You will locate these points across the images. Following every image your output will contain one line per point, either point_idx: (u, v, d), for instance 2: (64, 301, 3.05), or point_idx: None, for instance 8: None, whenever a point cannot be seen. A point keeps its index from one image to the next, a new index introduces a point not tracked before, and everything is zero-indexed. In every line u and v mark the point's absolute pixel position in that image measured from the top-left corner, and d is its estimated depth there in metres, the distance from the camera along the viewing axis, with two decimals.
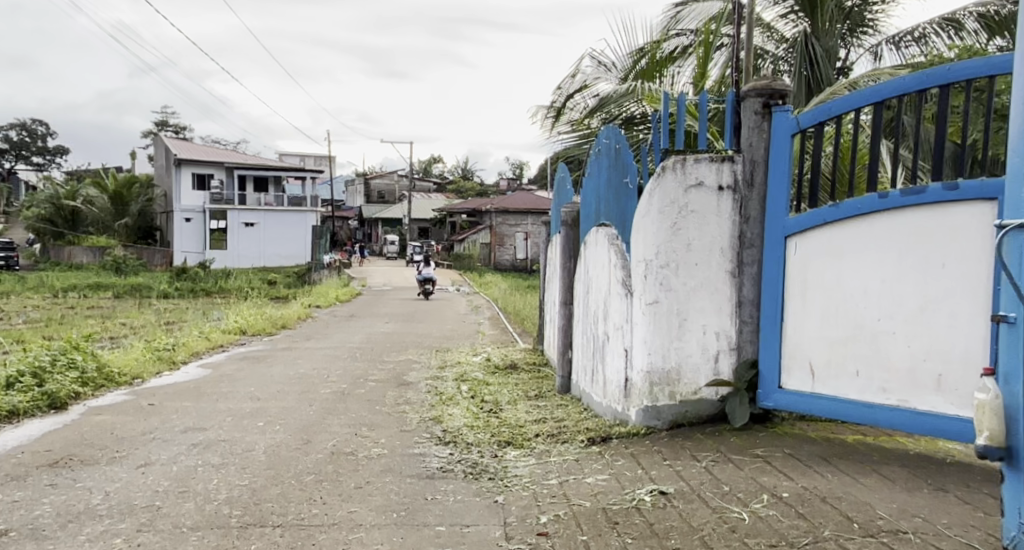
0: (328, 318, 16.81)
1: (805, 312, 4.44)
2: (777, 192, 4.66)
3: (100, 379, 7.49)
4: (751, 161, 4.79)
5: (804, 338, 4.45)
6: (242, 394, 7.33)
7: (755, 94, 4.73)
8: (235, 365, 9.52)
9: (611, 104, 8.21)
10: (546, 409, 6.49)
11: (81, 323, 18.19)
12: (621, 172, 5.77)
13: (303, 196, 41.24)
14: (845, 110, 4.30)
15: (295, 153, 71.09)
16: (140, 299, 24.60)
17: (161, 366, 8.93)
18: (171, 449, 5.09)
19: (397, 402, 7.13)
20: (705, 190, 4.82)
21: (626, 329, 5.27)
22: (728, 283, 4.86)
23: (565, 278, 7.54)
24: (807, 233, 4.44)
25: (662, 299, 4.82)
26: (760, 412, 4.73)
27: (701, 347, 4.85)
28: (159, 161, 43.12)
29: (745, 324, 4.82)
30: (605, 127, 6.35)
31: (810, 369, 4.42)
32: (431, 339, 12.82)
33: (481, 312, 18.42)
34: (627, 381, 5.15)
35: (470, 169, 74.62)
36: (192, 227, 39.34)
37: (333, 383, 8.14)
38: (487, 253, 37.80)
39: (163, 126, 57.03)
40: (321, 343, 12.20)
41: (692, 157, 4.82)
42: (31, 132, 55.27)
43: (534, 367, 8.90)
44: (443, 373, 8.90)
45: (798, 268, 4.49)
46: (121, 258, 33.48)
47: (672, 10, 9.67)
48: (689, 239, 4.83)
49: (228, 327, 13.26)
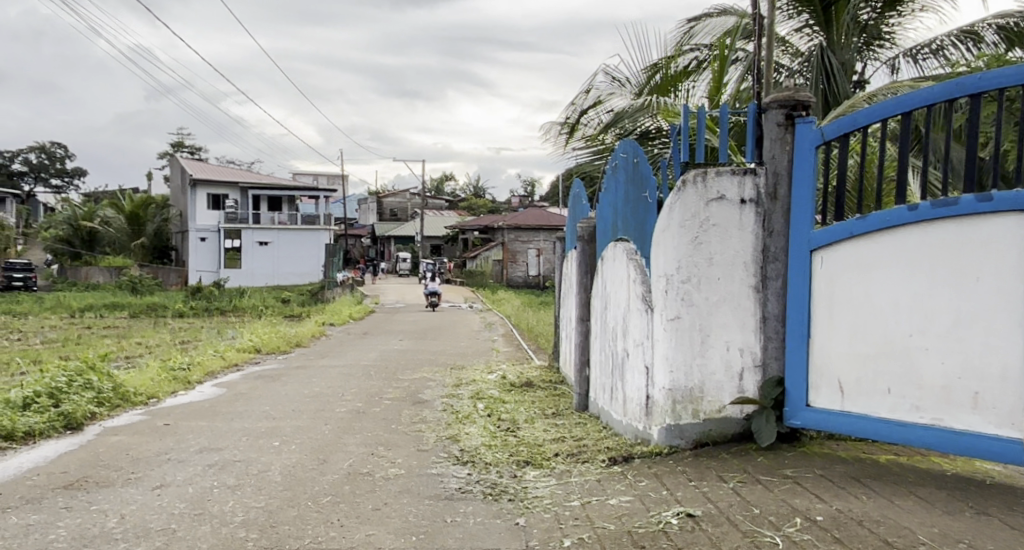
0: (342, 336, 16.79)
1: (832, 327, 4.34)
2: (801, 205, 4.57)
3: (116, 398, 7.46)
4: (774, 174, 4.70)
5: (832, 355, 4.34)
6: (257, 413, 7.27)
7: (777, 105, 4.66)
8: (249, 384, 9.48)
9: (625, 119, 8.16)
10: (564, 428, 6.39)
11: (97, 343, 18.26)
12: (639, 186, 5.69)
13: (317, 214, 41.44)
14: (872, 120, 4.22)
15: (309, 173, 71.64)
16: (155, 319, 24.70)
17: (176, 385, 8.92)
18: (187, 470, 5.03)
19: (413, 421, 7.04)
20: (727, 203, 4.73)
21: (647, 345, 5.17)
22: (752, 299, 4.75)
23: (581, 294, 7.46)
24: (833, 246, 4.34)
25: (684, 314, 4.73)
26: (787, 431, 4.61)
27: (725, 364, 4.74)
28: (176, 182, 43.53)
29: (770, 340, 4.71)
30: (622, 140, 6.28)
31: (839, 387, 4.30)
32: (446, 357, 12.73)
33: (494, 329, 18.34)
34: (649, 399, 5.05)
35: (482, 187, 74.83)
36: (207, 246, 39.55)
37: (348, 401, 8.07)
38: (500, 270, 37.75)
39: (180, 147, 57.69)
40: (336, 361, 12.14)
41: (714, 170, 4.73)
42: (51, 156, 56.06)
43: (551, 385, 8.79)
44: (459, 391, 8.81)
45: (824, 283, 4.38)
46: (137, 278, 33.68)
47: (686, 26, 9.63)
48: (711, 254, 4.74)
49: (243, 346, 13.24)
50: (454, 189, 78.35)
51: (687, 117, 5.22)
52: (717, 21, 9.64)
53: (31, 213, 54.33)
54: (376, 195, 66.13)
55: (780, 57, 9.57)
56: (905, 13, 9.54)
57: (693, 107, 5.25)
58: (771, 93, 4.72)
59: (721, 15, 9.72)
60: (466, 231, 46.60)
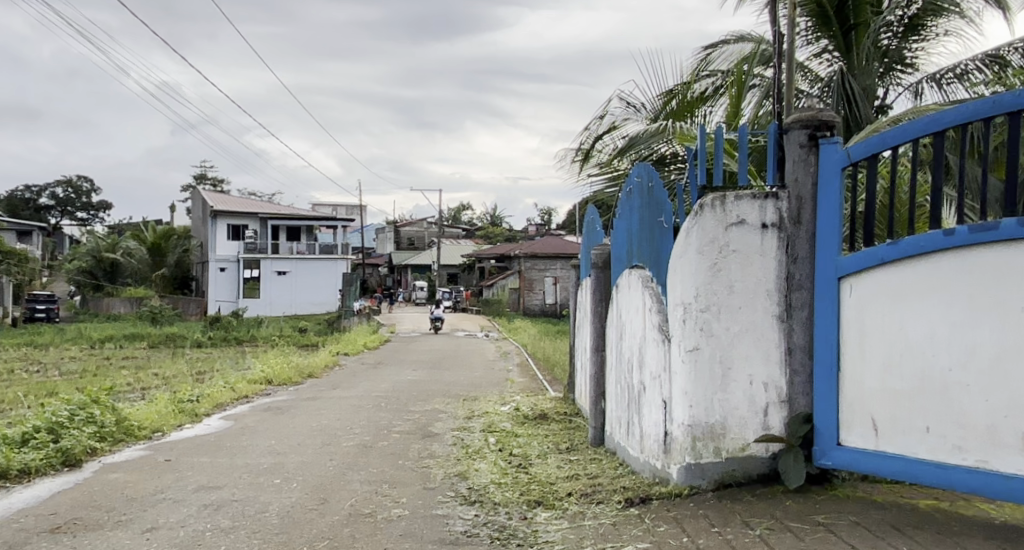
0: (356, 366, 16.59)
1: (864, 361, 4.05)
2: (827, 231, 4.31)
3: (118, 433, 7.25)
4: (798, 198, 4.45)
5: (864, 391, 4.05)
6: (261, 448, 7.03)
7: (800, 125, 4.42)
8: (258, 417, 9.27)
9: (640, 145, 7.97)
10: (579, 465, 6.10)
11: (114, 374, 18.19)
12: (655, 211, 5.46)
13: (335, 244, 41.58)
14: (902, 140, 3.96)
15: (327, 204, 72.27)
16: (173, 349, 24.70)
17: (183, 418, 8.71)
18: (181, 511, 4.80)
19: (422, 456, 6.78)
20: (747, 228, 4.48)
21: (664, 378, 4.90)
22: (776, 329, 4.48)
23: (596, 323, 7.20)
24: (863, 274, 4.07)
25: (703, 345, 4.47)
26: (816, 471, 4.29)
27: (748, 399, 4.46)
28: (197, 213, 43.89)
29: (796, 374, 4.43)
30: (636, 164, 6.07)
31: (873, 425, 4.00)
32: (459, 387, 12.47)
33: (510, 358, 18.03)
34: (668, 435, 4.77)
35: (499, 216, 75.02)
36: (226, 276, 39.69)
37: (357, 435, 7.81)
38: (517, 298, 37.53)
39: (201, 179, 58.44)
40: (347, 392, 11.92)
41: (733, 193, 4.49)
42: (77, 189, 56.96)
43: (565, 418, 8.49)
44: (471, 424, 8.54)
45: (854, 312, 4.11)
46: (157, 307, 33.82)
47: (703, 52, 9.47)
48: (732, 281, 4.48)
49: (255, 377, 13.05)
50: (471, 217, 78.44)
51: (705, 138, 5.00)
52: (734, 47, 9.48)
53: (56, 244, 55.12)
54: (394, 224, 66.35)
55: (800, 82, 9.35)
56: (928, 39, 9.32)
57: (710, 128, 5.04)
58: (793, 113, 4.48)
59: (738, 41, 9.57)
60: (483, 260, 46.54)
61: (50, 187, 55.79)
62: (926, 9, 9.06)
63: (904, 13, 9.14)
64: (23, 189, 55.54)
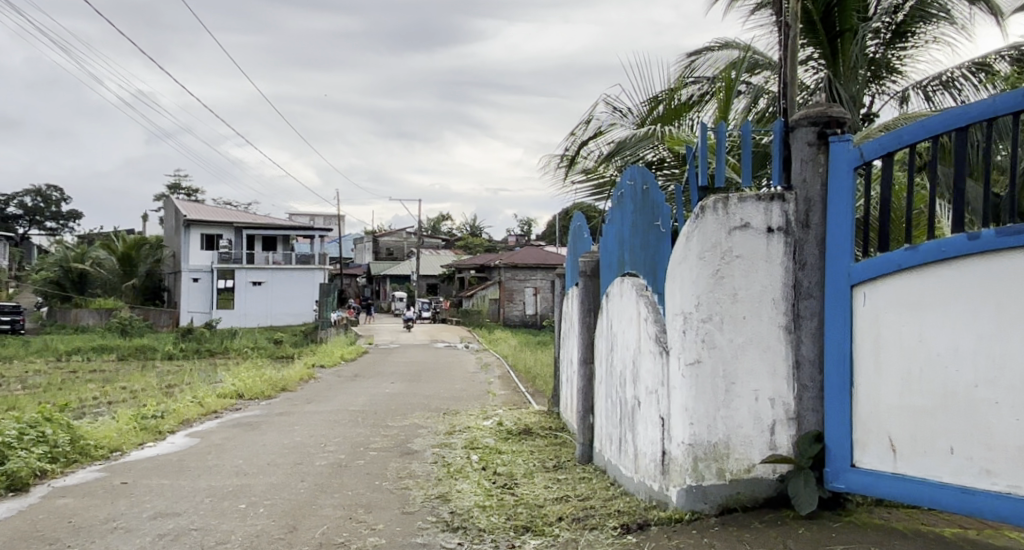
0: (332, 379, 16.09)
1: (879, 375, 3.73)
2: (839, 235, 4.00)
3: (72, 453, 6.78)
4: (806, 199, 4.14)
5: (881, 408, 3.72)
6: (227, 469, 6.60)
7: (808, 121, 4.11)
8: (225, 434, 8.78)
9: (627, 149, 7.63)
10: (568, 484, 5.75)
11: (79, 388, 17.52)
12: (650, 215, 5.15)
13: (312, 254, 40.95)
14: (920, 137, 3.65)
15: (305, 215, 71.52)
16: (143, 362, 23.97)
17: (144, 435, 8.23)
18: (133, 541, 4.37)
19: (400, 476, 6.38)
20: (752, 233, 4.18)
21: (662, 394, 4.58)
22: (784, 341, 4.17)
23: (584, 334, 6.86)
24: (878, 281, 3.77)
25: (704, 359, 4.18)
26: (829, 495, 3.96)
27: (753, 416, 4.15)
28: (170, 222, 43.09)
29: (806, 389, 4.11)
30: (628, 167, 5.76)
31: (890, 444, 3.68)
32: (438, 401, 12.04)
33: (491, 370, 17.61)
34: (666, 455, 4.45)
35: (478, 226, 74.66)
36: (199, 287, 38.92)
37: (331, 453, 7.38)
38: (497, 309, 37.12)
39: (176, 189, 57.62)
40: (322, 406, 11.45)
41: (736, 195, 4.19)
42: (46, 198, 55.59)
43: (550, 433, 8.14)
44: (452, 440, 8.14)
45: (868, 323, 3.80)
46: (127, 318, 32.94)
47: (687, 60, 9.26)
48: (735, 289, 4.18)
49: (225, 391, 12.54)
50: (450, 228, 78.03)
51: (704, 137, 4.71)
52: (719, 54, 9.24)
53: (24, 254, 53.97)
54: (372, 235, 65.69)
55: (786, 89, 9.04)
56: (914, 46, 9.14)
57: (709, 127, 4.75)
58: (800, 109, 4.18)
59: (722, 48, 9.34)
60: (462, 270, 46.10)
61: (19, 196, 54.61)
62: (914, 16, 8.88)
63: (891, 19, 8.94)
64: None
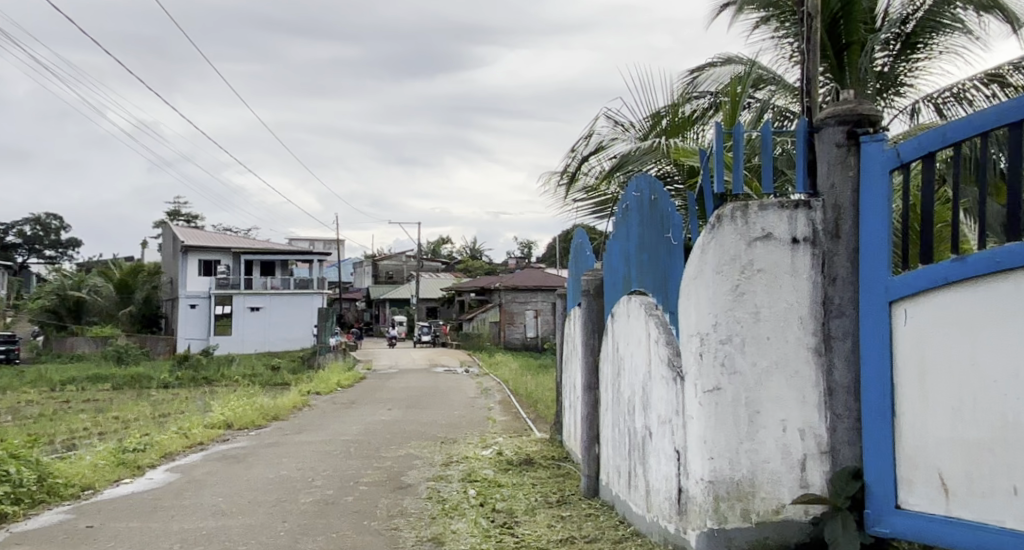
0: (327, 406, 15.58)
1: (924, 404, 3.26)
2: (874, 246, 3.55)
3: (39, 494, 6.36)
4: (835, 206, 3.71)
5: (928, 441, 3.25)
6: (204, 508, 6.14)
7: (835, 120, 3.69)
8: (210, 467, 8.31)
9: (631, 163, 7.13)
10: (573, 522, 5.28)
11: (70, 418, 17.04)
12: (660, 226, 4.73)
13: (311, 278, 40.57)
14: (966, 134, 3.19)
15: (305, 240, 71.28)
16: (138, 390, 23.50)
17: (122, 471, 7.76)
18: None
19: (390, 513, 5.91)
20: (775, 244, 3.76)
21: (676, 424, 4.16)
22: (813, 365, 3.73)
23: (588, 358, 6.42)
24: (920, 297, 3.30)
25: (724, 385, 3.74)
26: (871, 542, 3.48)
27: (781, 450, 3.72)
28: (167, 248, 42.78)
29: (840, 419, 3.66)
30: (633, 177, 5.35)
31: (941, 483, 3.20)
32: (436, 429, 11.55)
33: (491, 395, 17.10)
34: (683, 492, 4.00)
35: (477, 249, 74.41)
36: (197, 313, 38.47)
37: (318, 489, 6.91)
38: (497, 332, 36.62)
39: (175, 216, 57.51)
40: (315, 436, 10.97)
41: (756, 202, 3.77)
42: (45, 226, 55.37)
43: (553, 463, 7.65)
44: (449, 472, 7.65)
45: (909, 344, 3.33)
46: (123, 346, 32.44)
47: (689, 77, 8.91)
48: (757, 307, 3.76)
49: (213, 422, 12.06)
50: (449, 251, 77.74)
51: (721, 140, 4.30)
52: (722, 69, 8.88)
53: (23, 283, 53.70)
54: (371, 259, 65.26)
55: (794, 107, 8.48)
56: (925, 57, 8.63)
57: (724, 130, 4.35)
58: (827, 107, 3.76)
59: (725, 64, 8.97)
60: (462, 293, 45.62)
61: (18, 225, 54.37)
62: (924, 26, 8.37)
63: (900, 30, 8.44)
64: None
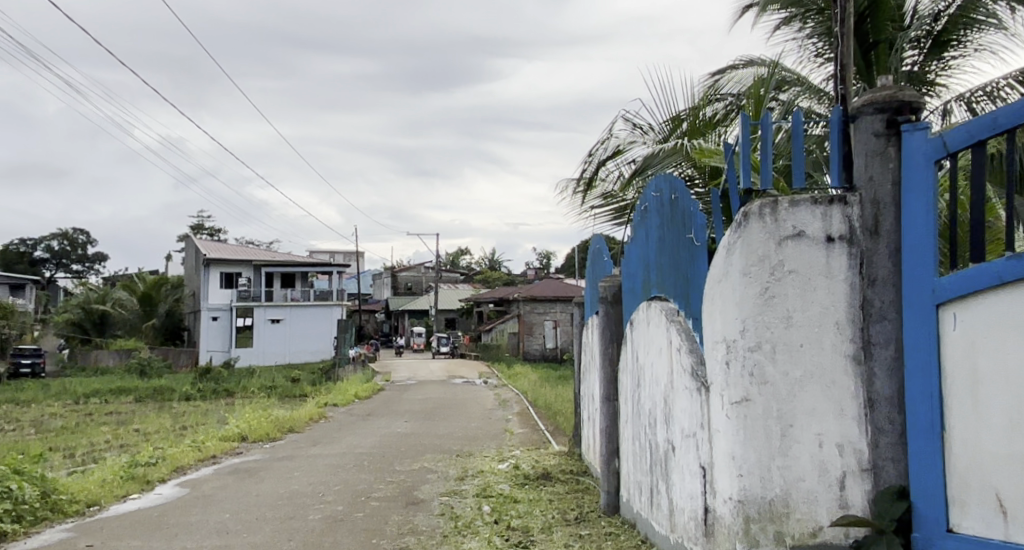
0: (344, 418, 15.39)
1: (977, 417, 2.92)
2: (917, 246, 3.25)
3: (42, 511, 6.17)
4: (874, 201, 3.41)
5: (982, 459, 2.91)
6: (209, 525, 5.91)
7: (873, 108, 3.41)
8: (220, 482, 8.11)
9: (651, 167, 6.84)
10: (592, 542, 4.99)
11: (91, 431, 16.99)
12: (682, 227, 4.45)
13: (330, 290, 40.57)
14: (1020, 119, 2.86)
15: (326, 253, 71.58)
16: (160, 403, 23.50)
17: (131, 486, 7.57)
18: None
19: (401, 531, 5.65)
20: (807, 243, 3.47)
21: (702, 438, 3.88)
22: (851, 375, 3.43)
23: (607, 368, 6.14)
24: (970, 298, 2.97)
25: (753, 397, 3.47)
26: None
27: (817, 467, 3.42)
28: (190, 261, 43.03)
29: (882, 433, 3.36)
30: (653, 177, 5.08)
31: (998, 505, 2.86)
32: (453, 441, 11.28)
33: (510, 406, 16.81)
34: (709, 512, 3.74)
35: (497, 260, 74.27)
36: (218, 326, 38.56)
37: (327, 505, 6.67)
38: (516, 342, 36.35)
39: (198, 229, 58.06)
40: (329, 449, 10.75)
41: (787, 198, 3.48)
42: (72, 240, 56.08)
43: (571, 477, 7.36)
44: (463, 486, 7.38)
45: (959, 351, 3.01)
46: (145, 359, 32.52)
47: (709, 80, 8.59)
48: (789, 311, 3.47)
49: (228, 435, 11.89)
50: (468, 263, 77.75)
51: (747, 134, 4.01)
52: (743, 72, 8.55)
53: (50, 297, 54.40)
54: (391, 271, 65.33)
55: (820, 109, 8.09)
56: (958, 56, 8.18)
57: (751, 121, 4.07)
58: (863, 95, 3.48)
59: (747, 66, 8.65)
60: (481, 305, 45.42)
61: (45, 240, 55.10)
62: (956, 23, 7.93)
63: (930, 27, 8.02)
64: (20, 244, 54.68)
